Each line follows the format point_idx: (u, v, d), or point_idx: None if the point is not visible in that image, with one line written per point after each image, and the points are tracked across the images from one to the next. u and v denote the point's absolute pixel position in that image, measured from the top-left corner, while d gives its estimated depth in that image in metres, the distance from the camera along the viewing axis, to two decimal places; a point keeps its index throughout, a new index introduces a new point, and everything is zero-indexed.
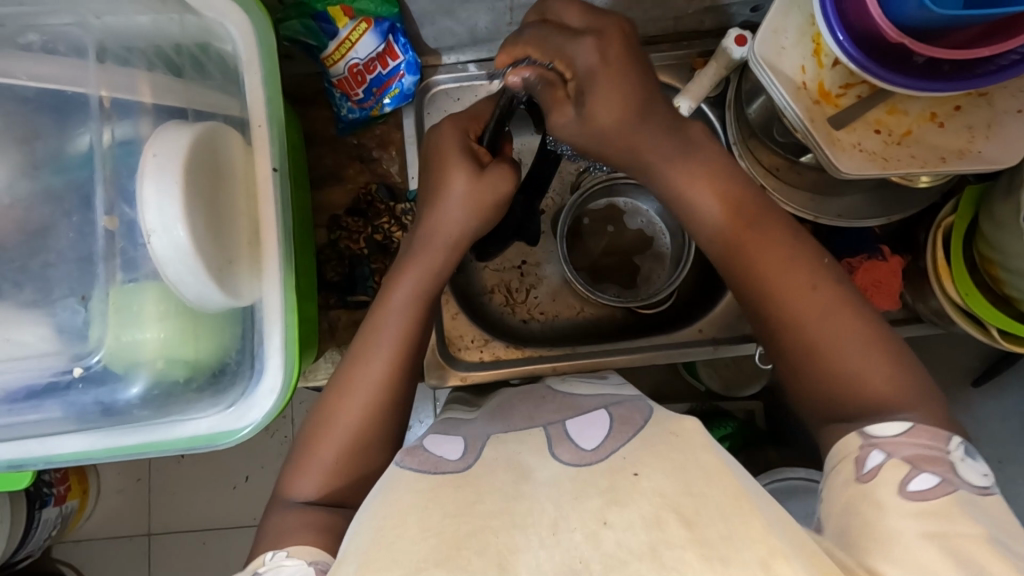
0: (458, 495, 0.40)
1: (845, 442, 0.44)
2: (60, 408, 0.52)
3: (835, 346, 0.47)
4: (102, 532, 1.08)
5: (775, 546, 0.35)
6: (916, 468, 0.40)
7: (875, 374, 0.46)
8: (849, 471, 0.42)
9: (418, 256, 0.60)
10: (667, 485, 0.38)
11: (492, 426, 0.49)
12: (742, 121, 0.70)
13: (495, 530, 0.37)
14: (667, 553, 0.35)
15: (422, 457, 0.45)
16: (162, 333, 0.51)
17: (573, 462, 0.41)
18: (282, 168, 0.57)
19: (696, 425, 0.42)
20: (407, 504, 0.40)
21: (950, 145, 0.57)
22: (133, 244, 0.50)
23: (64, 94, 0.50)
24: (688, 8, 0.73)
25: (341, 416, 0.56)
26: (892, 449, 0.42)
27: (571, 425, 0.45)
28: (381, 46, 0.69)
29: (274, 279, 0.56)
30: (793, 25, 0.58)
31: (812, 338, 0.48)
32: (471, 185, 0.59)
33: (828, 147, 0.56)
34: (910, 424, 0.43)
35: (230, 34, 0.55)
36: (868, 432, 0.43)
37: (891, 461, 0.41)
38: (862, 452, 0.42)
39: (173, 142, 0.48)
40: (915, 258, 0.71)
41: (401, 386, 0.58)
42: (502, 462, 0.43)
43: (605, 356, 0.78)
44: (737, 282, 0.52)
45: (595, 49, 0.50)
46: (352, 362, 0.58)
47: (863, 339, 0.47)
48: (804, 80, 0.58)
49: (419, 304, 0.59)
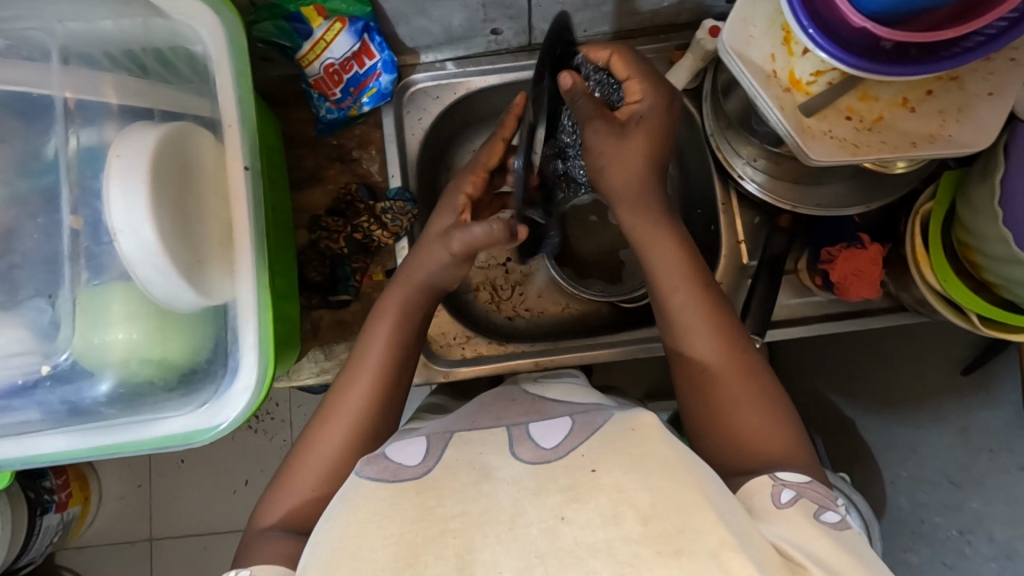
0: (418, 500, 0.39)
1: (758, 482, 0.48)
2: (33, 414, 0.53)
3: (733, 397, 0.54)
4: (105, 538, 1.09)
5: (726, 537, 0.36)
6: (822, 505, 0.46)
7: (766, 429, 0.53)
8: (764, 503, 0.46)
9: (399, 282, 0.63)
10: (629, 483, 0.37)
11: (454, 424, 0.48)
12: (719, 111, 0.72)
13: (454, 535, 0.37)
14: (624, 549, 0.35)
15: (381, 464, 0.42)
16: (129, 334, 0.52)
17: (532, 461, 0.40)
18: (254, 167, 0.57)
19: (654, 420, 0.41)
20: (370, 511, 0.39)
21: (920, 130, 0.56)
22: (97, 243, 0.50)
23: (29, 96, 0.51)
24: (662, 1, 0.73)
25: (328, 438, 0.57)
26: (799, 490, 0.47)
27: (534, 427, 0.43)
28: (357, 45, 0.69)
29: (248, 278, 0.56)
30: (762, 14, 0.58)
31: (723, 391, 0.54)
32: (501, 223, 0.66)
33: (799, 134, 0.56)
34: (809, 479, 0.48)
35: (200, 36, 0.55)
36: (777, 475, 0.48)
37: (800, 499, 0.46)
38: (775, 488, 0.47)
39: (139, 143, 0.48)
40: (895, 246, 0.71)
41: (387, 407, 0.59)
42: (463, 463, 0.41)
43: (587, 351, 0.78)
44: (678, 345, 0.57)
45: (659, 101, 0.58)
46: (339, 390, 0.59)
47: (758, 394, 0.54)
48: (774, 69, 0.58)
49: (404, 334, 0.61)
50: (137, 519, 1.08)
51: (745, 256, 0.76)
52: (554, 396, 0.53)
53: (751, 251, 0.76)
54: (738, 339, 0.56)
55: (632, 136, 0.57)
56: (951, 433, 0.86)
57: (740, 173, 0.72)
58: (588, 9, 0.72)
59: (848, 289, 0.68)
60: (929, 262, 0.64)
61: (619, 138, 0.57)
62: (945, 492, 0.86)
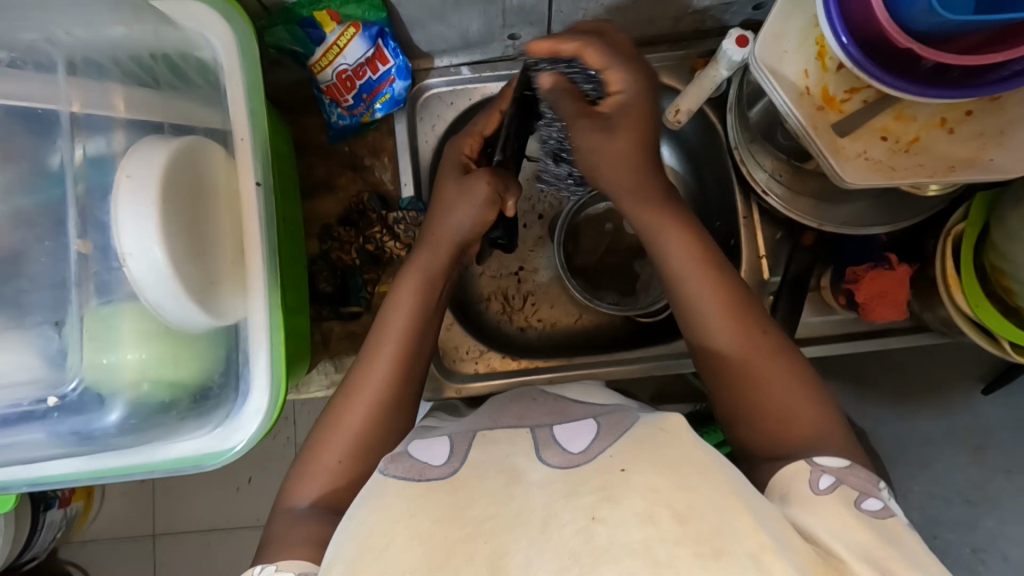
0: (452, 498, 0.39)
1: (793, 469, 0.46)
2: (38, 437, 0.52)
3: (763, 372, 0.51)
4: (106, 534, 1.07)
5: (765, 541, 0.36)
6: (864, 492, 0.44)
7: (795, 406, 0.50)
8: (804, 490, 0.44)
9: (418, 253, 0.60)
10: (662, 482, 0.37)
11: (477, 423, 0.47)
12: (743, 122, 0.69)
13: (483, 538, 0.37)
14: (660, 550, 0.34)
15: (406, 462, 0.42)
16: (140, 355, 0.50)
17: (561, 466, 0.39)
18: (267, 183, 0.55)
19: (683, 423, 0.41)
20: (399, 509, 0.39)
21: (959, 153, 0.54)
22: (106, 268, 0.49)
23: (35, 112, 0.49)
24: (687, 8, 0.70)
25: (349, 416, 0.55)
26: (839, 475, 0.45)
27: (559, 429, 0.43)
28: (371, 51, 0.67)
29: (259, 297, 0.54)
30: (795, 28, 0.56)
31: (751, 367, 0.51)
32: (489, 202, 0.60)
33: (832, 156, 0.54)
34: (850, 462, 0.46)
35: (209, 41, 0.53)
36: (816, 460, 0.46)
37: (841, 486, 0.44)
38: (813, 474, 0.45)
39: (149, 162, 0.46)
40: (923, 267, 0.69)
41: (406, 386, 0.57)
42: (491, 466, 0.40)
43: (601, 367, 0.77)
44: (691, 316, 0.54)
45: (631, 84, 0.53)
46: (359, 369, 0.57)
47: (787, 370, 0.51)
48: (806, 85, 0.56)
49: (422, 307, 0.59)
50: (140, 515, 1.08)
51: (767, 272, 0.74)
52: (573, 395, 0.52)
53: (774, 267, 0.75)
54: (758, 317, 0.53)
55: (620, 131, 0.53)
56: (968, 452, 0.85)
57: (764, 188, 0.69)
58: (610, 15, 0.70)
59: (873, 311, 0.67)
60: (960, 286, 0.62)
61: (605, 132, 0.53)
62: (959, 509, 0.84)
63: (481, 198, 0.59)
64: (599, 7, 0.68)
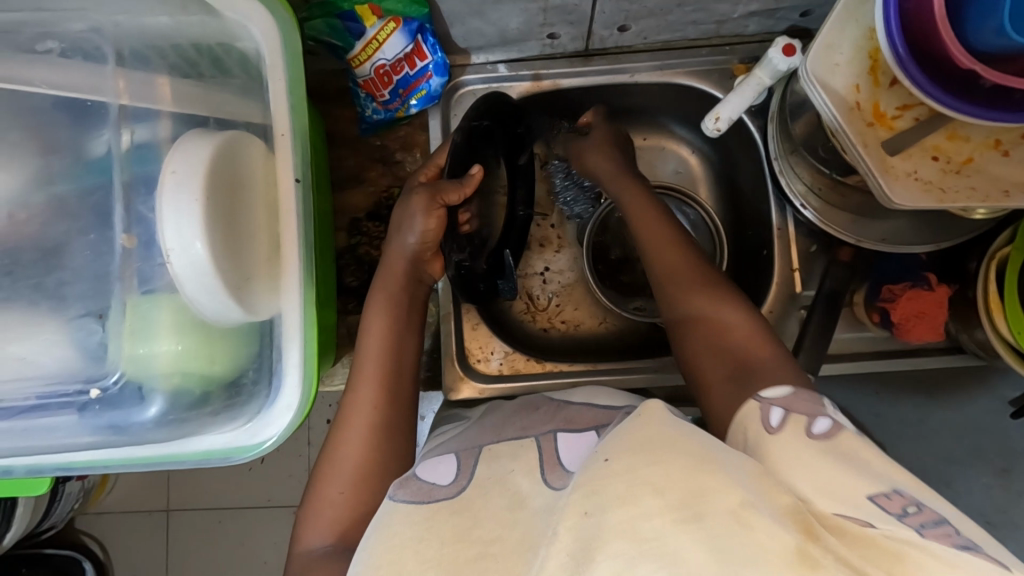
0: (456, 520, 0.40)
1: (746, 411, 0.44)
2: (76, 424, 0.52)
3: (726, 336, 0.54)
4: (125, 506, 1.09)
5: (740, 496, 0.33)
6: (812, 416, 0.41)
7: (756, 365, 0.51)
8: (755, 429, 0.42)
9: (380, 283, 0.65)
10: (640, 462, 0.35)
11: (481, 437, 0.48)
12: (784, 134, 0.68)
13: (496, 557, 0.38)
14: (643, 526, 0.33)
15: (414, 486, 0.43)
16: (178, 346, 0.51)
17: (560, 486, 0.40)
18: (305, 179, 0.55)
19: (660, 405, 0.41)
20: (407, 535, 0.39)
21: (1013, 177, 0.52)
22: (149, 262, 0.50)
23: (83, 103, 0.49)
24: (731, 12, 0.68)
25: (343, 448, 0.57)
26: (786, 404, 0.43)
27: (561, 441, 0.45)
28: (409, 46, 0.66)
29: (293, 293, 0.54)
30: (849, 40, 0.55)
31: (715, 328, 0.55)
32: (430, 209, 0.64)
33: (881, 175, 0.53)
34: (794, 389, 0.44)
35: (251, 33, 0.52)
36: (762, 396, 0.45)
37: (790, 416, 0.41)
38: (763, 410, 0.43)
39: (192, 156, 0.47)
40: (962, 288, 0.67)
41: (396, 405, 0.59)
42: (494, 484, 0.42)
43: (625, 373, 0.76)
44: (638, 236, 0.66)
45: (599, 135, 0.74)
46: (347, 403, 0.59)
47: (752, 340, 0.53)
48: (858, 100, 0.54)
49: (390, 330, 0.62)
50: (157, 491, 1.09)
51: (798, 286, 0.73)
52: (581, 397, 0.52)
53: (805, 279, 0.74)
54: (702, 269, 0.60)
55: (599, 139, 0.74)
56: None
57: (802, 202, 0.68)
58: (651, 17, 0.69)
59: (909, 332, 0.65)
60: (1002, 311, 0.61)
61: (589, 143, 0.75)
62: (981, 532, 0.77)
63: (423, 206, 0.63)
64: (641, 8, 0.66)
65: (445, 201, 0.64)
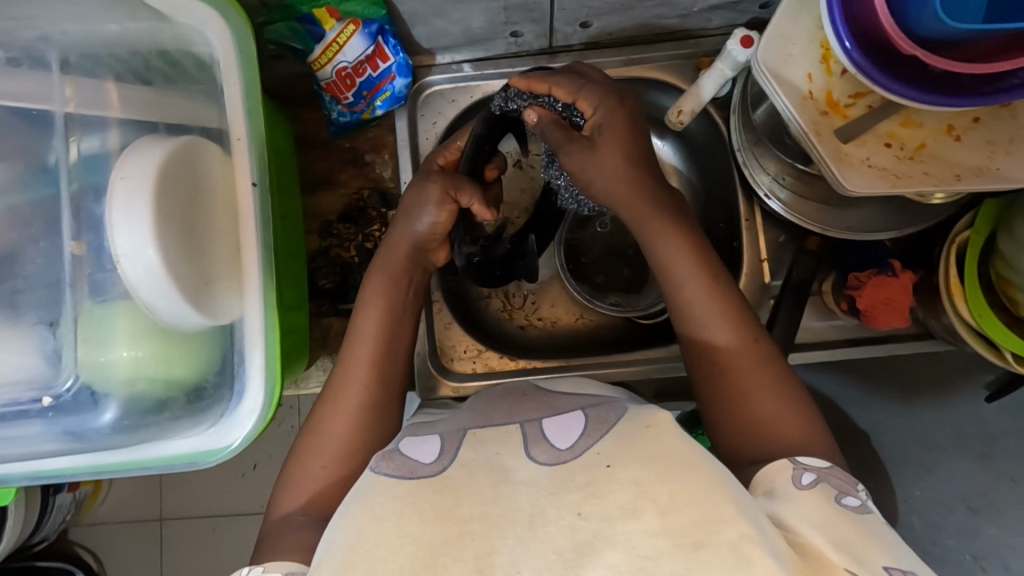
0: (438, 499, 0.38)
1: (776, 466, 0.47)
2: (37, 432, 0.53)
3: (746, 377, 0.53)
4: (116, 515, 1.09)
5: (746, 530, 0.35)
6: (840, 490, 0.45)
7: (777, 415, 0.52)
8: (785, 485, 0.45)
9: (380, 261, 0.63)
10: (644, 474, 0.37)
11: (466, 420, 0.46)
12: (746, 124, 0.68)
13: (472, 536, 0.37)
14: (638, 541, 0.35)
15: (397, 460, 0.41)
16: (135, 352, 0.51)
17: (550, 463, 0.39)
18: (262, 182, 0.55)
19: (670, 417, 0.40)
20: (388, 508, 0.38)
21: (966, 162, 0.53)
22: (100, 270, 0.50)
23: (31, 111, 0.50)
24: (692, 6, 0.69)
25: (334, 422, 0.57)
26: (820, 474, 0.46)
27: (547, 423, 0.42)
28: (370, 48, 0.66)
29: (255, 296, 0.54)
30: (801, 30, 0.55)
31: (731, 362, 0.53)
32: (443, 202, 0.61)
33: (835, 163, 0.53)
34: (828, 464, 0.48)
35: (204, 38, 0.52)
36: (798, 461, 0.48)
37: (820, 484, 0.45)
38: (795, 472, 0.46)
39: (142, 163, 0.47)
40: (927, 274, 0.68)
41: (386, 383, 0.59)
42: (480, 465, 0.40)
43: (598, 368, 0.77)
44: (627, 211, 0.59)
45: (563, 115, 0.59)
46: (338, 377, 0.59)
47: (767, 376, 0.53)
48: (811, 89, 0.55)
49: (388, 312, 0.61)
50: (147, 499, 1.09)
51: (767, 276, 0.73)
52: (565, 389, 0.51)
53: (775, 269, 0.74)
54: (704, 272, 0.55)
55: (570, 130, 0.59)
56: None
57: (767, 192, 0.69)
58: (613, 13, 0.69)
59: (875, 319, 0.66)
60: (964, 295, 0.61)
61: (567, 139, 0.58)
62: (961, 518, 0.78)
63: (435, 199, 0.61)
64: (601, 5, 0.66)
65: (460, 199, 0.61)
